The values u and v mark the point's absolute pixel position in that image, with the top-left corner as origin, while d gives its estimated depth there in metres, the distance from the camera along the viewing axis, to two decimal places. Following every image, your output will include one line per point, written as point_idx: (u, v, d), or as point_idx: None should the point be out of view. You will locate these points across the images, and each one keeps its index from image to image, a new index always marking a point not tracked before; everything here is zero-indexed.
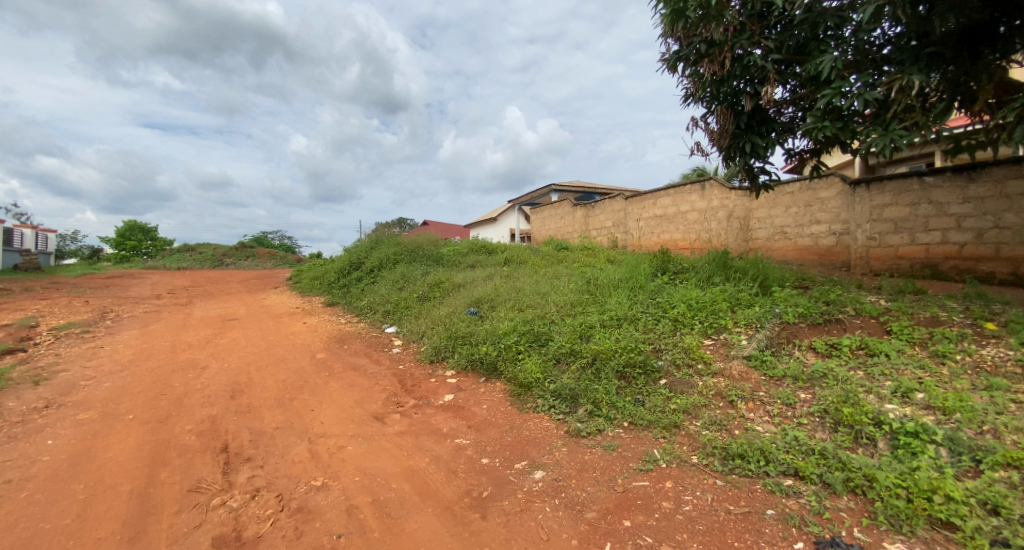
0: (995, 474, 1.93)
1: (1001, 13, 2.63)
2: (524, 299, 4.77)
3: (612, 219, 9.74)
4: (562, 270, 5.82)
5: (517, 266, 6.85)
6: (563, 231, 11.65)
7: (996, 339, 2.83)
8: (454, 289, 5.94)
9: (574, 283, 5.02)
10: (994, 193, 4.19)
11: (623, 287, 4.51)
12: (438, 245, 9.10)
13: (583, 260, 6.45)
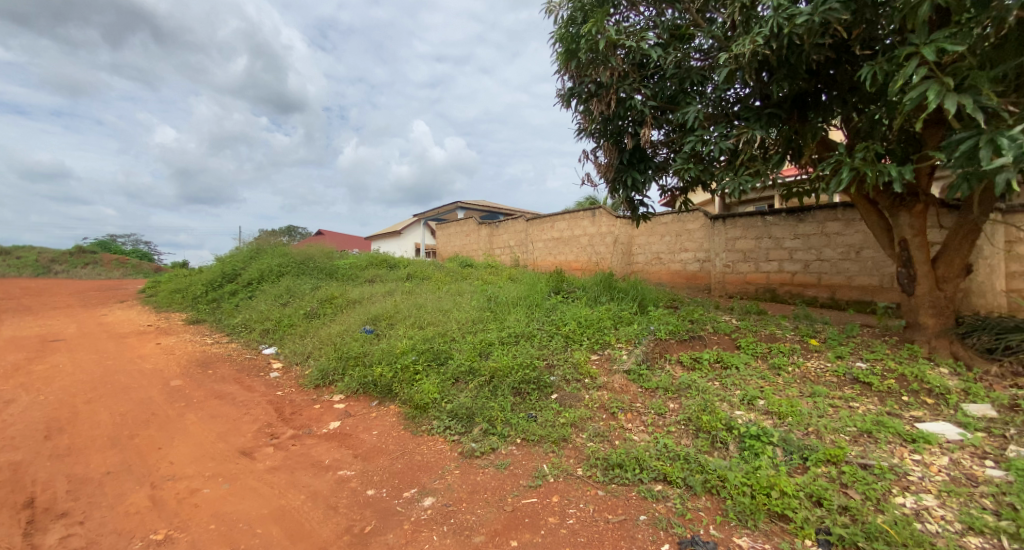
0: (818, 470, 2.34)
1: (823, 84, 3.05)
2: (419, 317, 4.64)
3: (513, 239, 10.05)
4: (465, 287, 5.83)
5: (418, 282, 6.68)
6: (467, 250, 11.74)
7: (817, 352, 3.45)
8: (347, 305, 5.59)
9: (475, 300, 5.04)
10: (817, 231, 5.15)
11: (521, 305, 4.63)
12: (332, 258, 8.54)
13: (485, 278, 6.52)
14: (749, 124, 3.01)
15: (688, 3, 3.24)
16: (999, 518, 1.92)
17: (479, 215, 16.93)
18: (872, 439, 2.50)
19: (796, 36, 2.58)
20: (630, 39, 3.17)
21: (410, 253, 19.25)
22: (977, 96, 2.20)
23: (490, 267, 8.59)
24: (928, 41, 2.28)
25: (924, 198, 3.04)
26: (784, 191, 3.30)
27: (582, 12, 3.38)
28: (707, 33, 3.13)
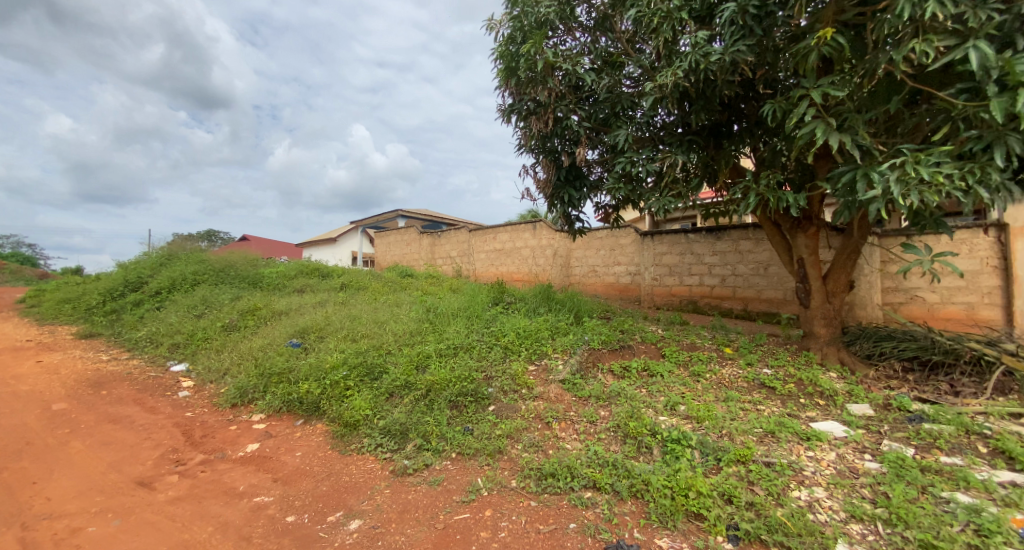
0: (729, 469, 2.52)
1: (735, 116, 3.39)
2: (352, 329, 4.46)
3: (456, 250, 10.00)
4: (403, 298, 5.70)
5: (353, 292, 6.42)
6: (408, 259, 11.49)
7: (732, 359, 3.77)
8: (272, 317, 5.25)
9: (413, 311, 4.94)
10: (732, 248, 5.64)
11: (460, 316, 4.61)
12: (258, 266, 7.98)
13: (425, 289, 6.41)
14: (671, 150, 3.28)
15: (618, 34, 3.48)
16: (875, 506, 2.19)
17: (421, 224, 16.65)
18: (775, 438, 2.76)
19: (710, 73, 2.86)
20: (566, 63, 3.36)
21: (348, 261, 18.44)
22: (854, 136, 2.54)
23: (431, 277, 8.47)
24: (817, 85, 2.60)
25: (816, 222, 3.44)
26: (702, 211, 3.60)
27: (522, 33, 3.53)
28: (635, 63, 3.38)
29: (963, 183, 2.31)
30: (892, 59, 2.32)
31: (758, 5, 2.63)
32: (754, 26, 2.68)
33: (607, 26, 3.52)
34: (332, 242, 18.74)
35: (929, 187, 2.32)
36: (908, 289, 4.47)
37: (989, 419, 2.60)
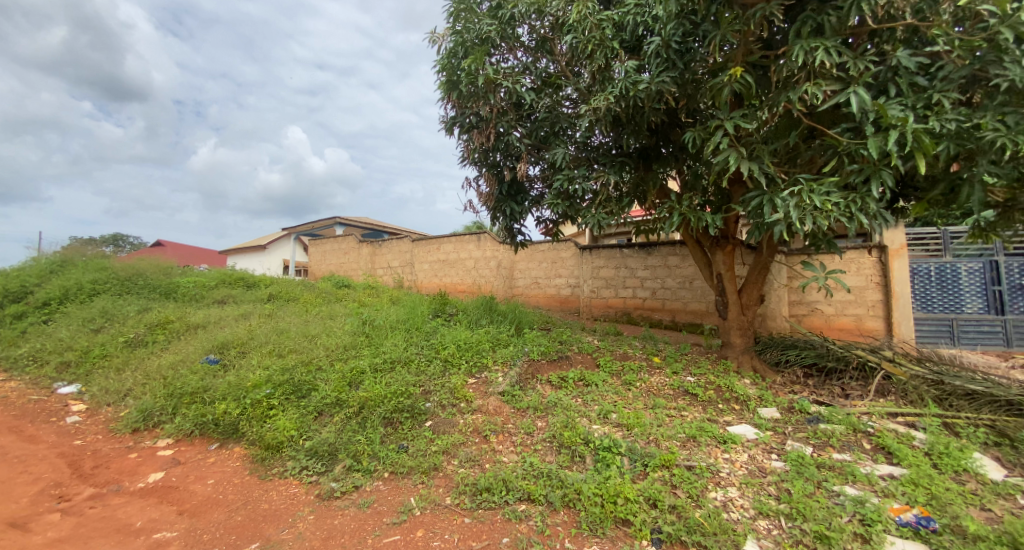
0: (655, 474, 2.64)
1: (662, 141, 3.66)
2: (279, 344, 4.19)
3: (398, 260, 9.79)
4: (337, 310, 5.47)
5: (281, 303, 6.05)
6: (346, 268, 11.05)
7: (660, 368, 3.99)
8: (186, 331, 4.81)
9: (348, 324, 4.75)
10: (661, 263, 6.02)
11: (398, 328, 4.49)
12: (173, 276, 7.28)
13: (362, 300, 6.19)
14: (605, 170, 3.48)
15: (556, 57, 3.65)
16: (779, 502, 2.39)
17: (360, 233, 16.08)
18: (696, 442, 2.94)
19: (638, 100, 3.07)
20: (507, 80, 3.48)
21: (274, 270, 17.38)
22: (759, 165, 2.82)
23: (370, 288, 8.19)
24: (729, 117, 2.86)
25: (732, 240, 3.76)
26: (633, 228, 3.82)
27: (464, 48, 3.62)
28: (571, 86, 3.56)
29: (847, 210, 2.63)
30: (789, 98, 2.61)
31: (679, 42, 2.92)
32: (676, 60, 2.95)
33: (546, 49, 3.68)
34: (261, 249, 17.55)
35: (821, 213, 2.60)
36: (810, 302, 5.01)
37: (871, 418, 2.96)
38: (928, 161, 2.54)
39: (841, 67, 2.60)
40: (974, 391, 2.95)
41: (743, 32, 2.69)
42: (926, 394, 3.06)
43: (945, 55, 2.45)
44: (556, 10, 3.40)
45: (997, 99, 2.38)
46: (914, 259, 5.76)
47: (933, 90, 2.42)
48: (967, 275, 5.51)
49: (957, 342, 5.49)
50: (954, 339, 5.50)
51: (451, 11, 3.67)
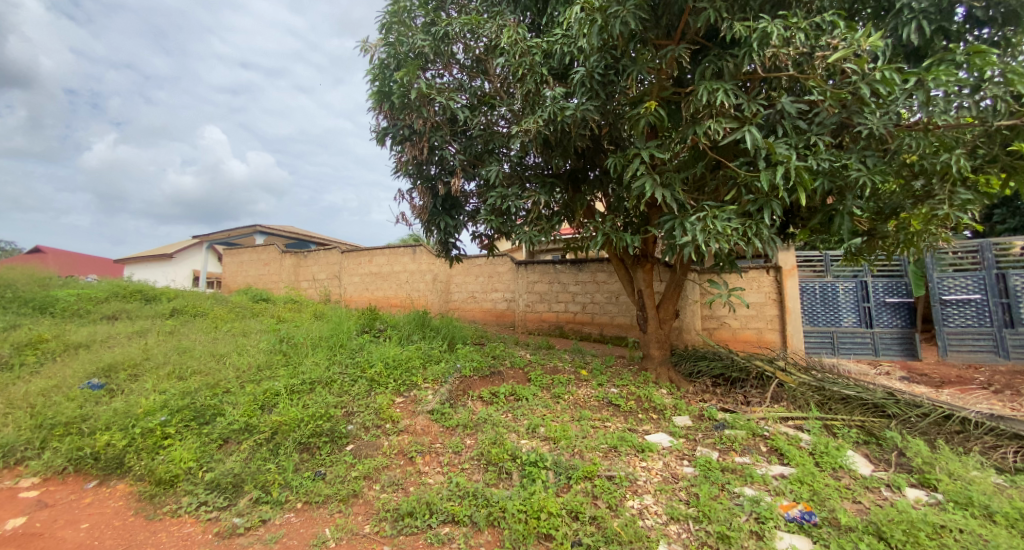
0: (579, 486, 2.69)
1: (589, 164, 3.87)
2: (179, 365, 3.80)
3: (325, 272, 9.43)
4: (252, 326, 5.09)
5: (186, 319, 5.50)
6: (267, 280, 10.40)
7: (587, 380, 4.14)
8: (64, 351, 4.21)
9: (264, 342, 4.44)
10: (591, 279, 6.31)
11: (320, 346, 4.26)
12: (52, 288, 6.31)
13: (282, 316, 5.82)
14: (536, 190, 3.60)
15: (489, 77, 3.73)
16: (688, 506, 2.54)
17: (284, 242, 15.07)
18: (617, 452, 3.06)
19: (565, 124, 3.23)
20: (440, 96, 3.51)
21: (182, 282, 15.69)
22: (672, 191, 3.06)
23: (292, 302, 7.69)
24: (645, 146, 3.09)
25: (652, 259, 4.03)
26: (564, 246, 3.98)
27: (396, 61, 3.66)
28: (503, 107, 3.66)
29: (744, 234, 2.91)
30: (695, 133, 2.86)
31: (602, 74, 3.12)
32: (599, 91, 3.16)
33: (480, 68, 3.76)
34: (166, 259, 15.82)
35: (724, 236, 2.86)
36: (719, 316, 5.48)
37: (767, 423, 3.28)
38: (808, 194, 2.89)
39: (738, 108, 2.90)
40: (847, 396, 3.38)
41: (657, 70, 2.96)
42: (811, 399, 3.45)
43: (820, 103, 2.71)
44: (488, 33, 3.50)
45: (859, 144, 2.73)
46: (804, 278, 6.51)
47: (811, 133, 2.74)
48: (844, 293, 6.31)
49: (837, 351, 6.33)
50: (834, 349, 6.31)
51: (383, 23, 3.68)
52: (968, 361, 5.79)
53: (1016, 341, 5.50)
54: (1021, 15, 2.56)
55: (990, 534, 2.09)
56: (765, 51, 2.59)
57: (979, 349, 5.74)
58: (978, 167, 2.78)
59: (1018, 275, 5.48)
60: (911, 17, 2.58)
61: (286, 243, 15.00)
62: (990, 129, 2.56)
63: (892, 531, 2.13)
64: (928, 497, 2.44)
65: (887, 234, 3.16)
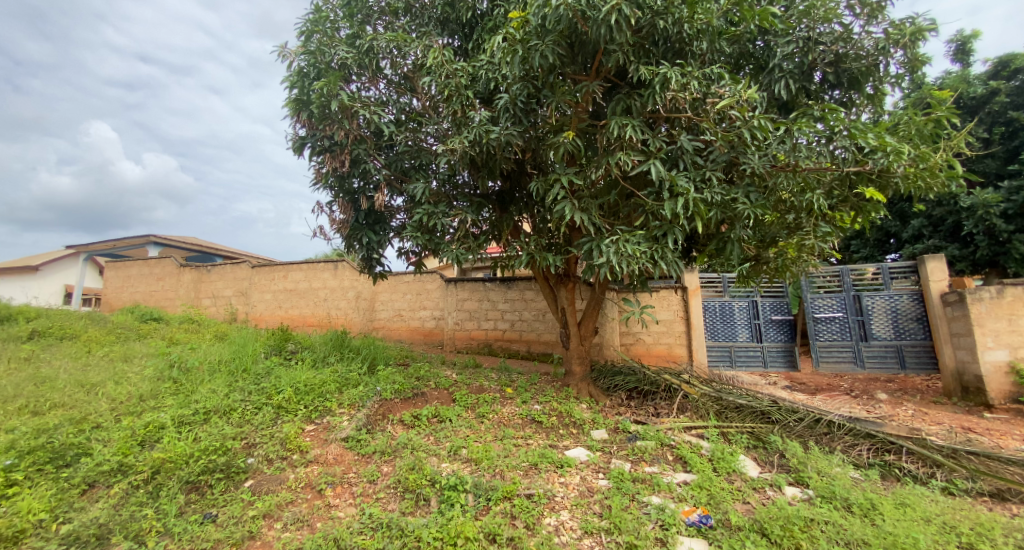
0: (498, 508, 2.62)
1: (516, 184, 3.99)
2: (34, 398, 3.23)
3: (232, 288, 9.00)
4: (137, 351, 4.51)
5: (49, 343, 4.71)
6: (165, 296, 9.69)
7: (511, 398, 4.20)
8: None
9: (150, 368, 3.93)
10: (519, 296, 6.54)
11: (219, 371, 3.87)
12: None
13: (176, 337, 5.23)
14: (463, 209, 3.63)
15: (417, 95, 3.73)
16: (601, 518, 2.60)
17: (184, 254, 13.66)
18: (536, 470, 3.08)
19: (490, 146, 3.31)
20: (364, 109, 3.45)
21: (47, 299, 13.40)
22: (589, 215, 3.24)
23: (191, 322, 6.94)
24: (565, 172, 3.25)
25: (574, 278, 4.22)
26: (491, 264, 4.02)
27: (316, 70, 3.57)
28: (430, 125, 3.66)
29: (652, 257, 3.14)
30: (608, 162, 3.07)
31: (524, 101, 3.25)
32: (522, 117, 3.29)
33: (407, 85, 3.76)
34: (29, 272, 13.52)
35: (635, 259, 3.06)
36: (635, 332, 5.85)
37: (673, 433, 3.53)
38: (705, 223, 3.19)
39: (645, 142, 3.17)
40: (740, 404, 3.75)
41: (575, 102, 3.15)
42: (710, 409, 3.79)
43: (713, 143, 3.00)
44: (414, 52, 3.53)
45: (745, 180, 3.06)
46: (707, 297, 7.17)
47: (706, 169, 3.04)
48: (739, 311, 7.05)
49: (734, 363, 7.02)
50: (731, 362, 7.01)
51: (303, 32, 3.60)
52: (837, 371, 6.67)
53: (870, 353, 6.51)
54: (860, 82, 3.10)
55: (848, 524, 2.39)
56: (666, 94, 2.86)
57: (845, 360, 6.67)
58: (834, 205, 3.32)
59: (869, 297, 6.51)
60: (780, 75, 3.04)
61: (186, 255, 13.54)
62: (842, 174, 2.99)
63: (773, 527, 2.37)
64: (802, 493, 2.75)
65: (769, 260, 3.60)
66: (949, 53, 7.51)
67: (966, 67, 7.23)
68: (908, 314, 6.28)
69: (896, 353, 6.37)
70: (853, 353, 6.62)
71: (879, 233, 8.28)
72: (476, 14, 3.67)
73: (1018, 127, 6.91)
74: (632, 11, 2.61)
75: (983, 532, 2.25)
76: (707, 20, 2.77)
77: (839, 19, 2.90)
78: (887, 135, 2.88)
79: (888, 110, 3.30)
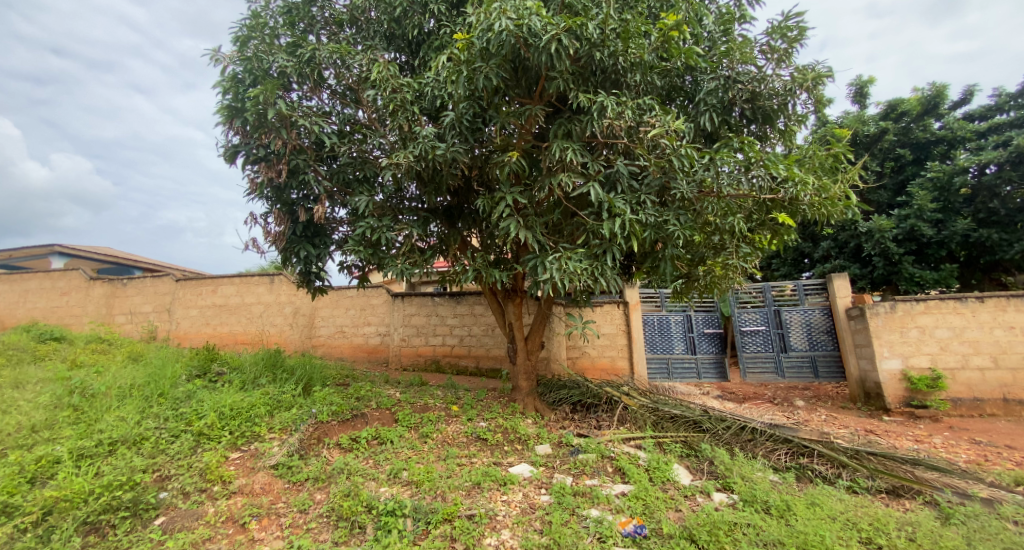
0: (438, 532, 2.49)
1: (463, 200, 4.01)
2: None
3: (152, 304, 8.51)
4: (30, 376, 4.01)
5: None
6: (71, 312, 8.89)
7: (456, 416, 4.18)
8: None
9: (44, 395, 3.49)
10: (468, 311, 6.68)
11: (130, 397, 3.52)
12: None
13: (82, 359, 4.70)
14: (409, 223, 3.58)
15: (361, 107, 3.69)
16: (542, 535, 2.53)
17: (93, 266, 12.32)
18: (479, 489, 2.99)
19: (436, 162, 3.29)
20: (304, 120, 3.36)
21: None
22: (533, 233, 3.31)
23: (99, 342, 6.31)
24: (509, 191, 3.30)
25: (520, 294, 4.29)
26: (438, 280, 3.97)
27: (252, 77, 3.45)
28: (376, 137, 3.60)
29: (593, 274, 3.22)
30: (551, 183, 3.16)
31: (470, 119, 3.30)
32: (468, 135, 3.32)
33: (351, 97, 3.72)
34: None
35: (577, 276, 3.12)
36: (581, 346, 6.03)
37: (613, 444, 3.64)
38: (641, 243, 3.34)
39: (586, 166, 3.30)
40: (675, 414, 3.97)
41: (519, 123, 3.25)
42: (647, 420, 3.97)
43: (647, 168, 3.18)
44: (358, 64, 3.51)
45: (675, 204, 3.26)
46: (646, 311, 7.52)
47: (641, 192, 3.21)
48: (675, 324, 7.45)
49: (671, 375, 7.37)
50: (668, 374, 7.37)
51: (239, 37, 3.50)
52: (761, 381, 7.18)
53: (789, 363, 7.10)
54: (772, 119, 3.45)
55: (766, 525, 2.55)
56: (603, 121, 3.02)
57: (768, 371, 7.20)
58: (753, 228, 3.62)
59: (788, 311, 7.12)
60: (704, 108, 3.32)
61: (96, 267, 12.29)
62: (760, 200, 3.27)
63: (700, 533, 2.47)
64: (728, 499, 2.92)
65: (697, 277, 3.86)
66: (849, 96, 8.49)
67: (862, 109, 8.20)
68: (820, 327, 6.97)
69: (811, 363, 6.99)
70: (775, 363, 7.18)
71: (794, 253, 9.06)
72: (423, 31, 3.71)
73: (904, 163, 7.94)
74: (570, 41, 2.75)
75: (879, 527, 2.47)
76: (640, 55, 2.96)
77: (754, 61, 3.23)
78: (795, 167, 3.20)
79: (798, 143, 3.67)
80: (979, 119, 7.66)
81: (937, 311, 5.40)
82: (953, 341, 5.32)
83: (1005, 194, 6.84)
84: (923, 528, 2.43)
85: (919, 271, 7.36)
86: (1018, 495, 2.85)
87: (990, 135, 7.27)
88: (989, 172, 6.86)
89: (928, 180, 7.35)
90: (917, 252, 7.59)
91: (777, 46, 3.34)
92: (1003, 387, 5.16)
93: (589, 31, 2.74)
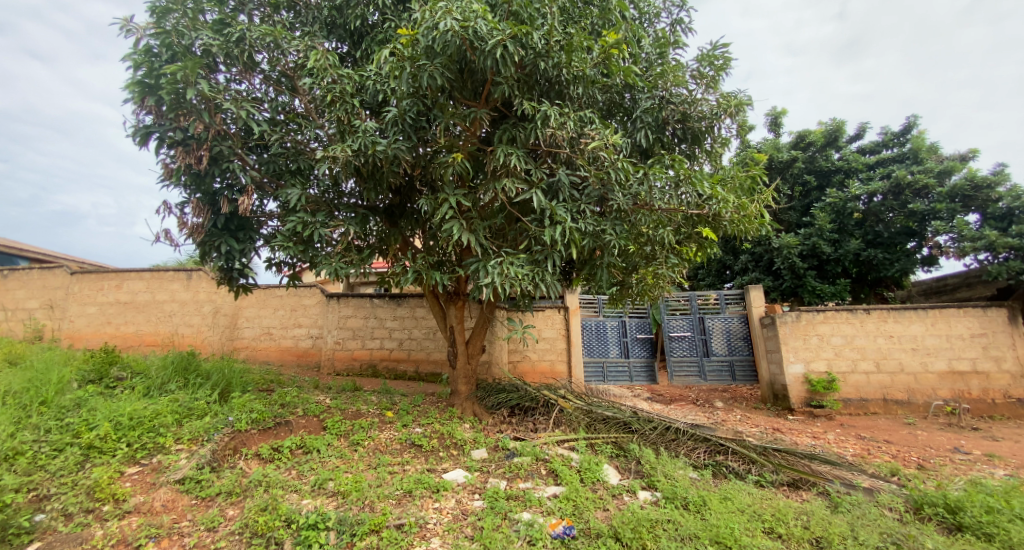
0: (361, 544, 2.34)
1: (404, 199, 3.93)
2: None
3: (40, 299, 7.49)
4: None
5: None
6: None
7: (389, 422, 4.08)
8: None
9: None
10: (409, 314, 6.54)
11: (0, 406, 3.05)
12: None
13: None
14: (345, 220, 3.41)
15: (297, 95, 3.53)
16: (471, 541, 2.47)
17: None
18: (410, 497, 2.87)
19: (377, 159, 3.16)
20: (230, 104, 3.14)
21: None
22: (476, 236, 3.27)
23: None
24: (453, 193, 3.24)
25: (462, 296, 4.27)
26: (377, 280, 3.83)
27: (170, 52, 3.19)
28: (312, 128, 3.45)
29: (534, 280, 3.21)
30: (495, 187, 3.15)
31: (414, 118, 3.24)
32: (410, 133, 3.25)
33: (287, 84, 3.55)
34: None
35: (520, 280, 3.08)
36: (522, 349, 6.13)
37: (547, 447, 3.72)
38: (580, 250, 3.42)
39: (528, 173, 3.33)
40: (607, 416, 4.16)
41: (464, 126, 3.22)
42: (581, 422, 4.12)
43: (588, 179, 3.26)
44: (294, 51, 3.36)
45: (612, 214, 3.38)
46: (585, 316, 7.78)
47: (581, 202, 3.28)
48: (611, 329, 7.77)
49: (606, 378, 7.67)
50: (603, 377, 7.66)
51: (157, 8, 3.20)
52: (686, 383, 7.69)
53: (711, 367, 7.65)
54: (700, 139, 3.75)
55: (682, 519, 2.69)
56: (546, 130, 3.09)
57: (692, 374, 7.72)
58: (682, 240, 3.86)
59: (711, 319, 7.70)
60: (640, 125, 3.53)
61: None
62: (688, 215, 3.49)
63: (625, 531, 2.51)
64: (652, 496, 3.08)
65: (630, 284, 4.07)
66: (767, 124, 9.37)
67: (778, 137, 9.09)
68: (737, 333, 7.60)
69: (729, 367, 7.60)
70: (699, 367, 7.73)
71: (718, 265, 9.83)
72: (366, 23, 3.62)
73: (811, 188, 8.93)
74: (516, 48, 2.77)
75: (780, 517, 2.71)
76: (582, 69, 3.04)
77: (685, 85, 3.49)
78: (718, 186, 3.47)
79: (723, 164, 4.02)
80: (870, 153, 8.75)
81: (833, 321, 6.08)
82: (846, 347, 6.01)
83: (888, 220, 7.79)
84: (815, 517, 2.70)
85: (820, 285, 8.28)
86: (892, 484, 3.26)
87: (877, 168, 8.28)
88: (876, 200, 7.82)
89: (828, 204, 8.33)
90: (818, 268, 8.53)
91: (705, 72, 3.62)
92: (884, 389, 5.90)
93: (534, 41, 2.79)
